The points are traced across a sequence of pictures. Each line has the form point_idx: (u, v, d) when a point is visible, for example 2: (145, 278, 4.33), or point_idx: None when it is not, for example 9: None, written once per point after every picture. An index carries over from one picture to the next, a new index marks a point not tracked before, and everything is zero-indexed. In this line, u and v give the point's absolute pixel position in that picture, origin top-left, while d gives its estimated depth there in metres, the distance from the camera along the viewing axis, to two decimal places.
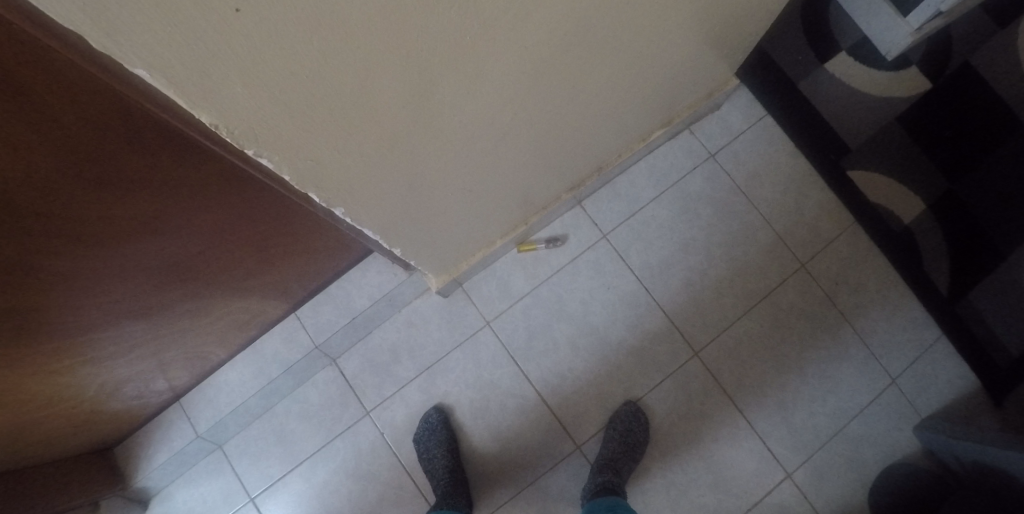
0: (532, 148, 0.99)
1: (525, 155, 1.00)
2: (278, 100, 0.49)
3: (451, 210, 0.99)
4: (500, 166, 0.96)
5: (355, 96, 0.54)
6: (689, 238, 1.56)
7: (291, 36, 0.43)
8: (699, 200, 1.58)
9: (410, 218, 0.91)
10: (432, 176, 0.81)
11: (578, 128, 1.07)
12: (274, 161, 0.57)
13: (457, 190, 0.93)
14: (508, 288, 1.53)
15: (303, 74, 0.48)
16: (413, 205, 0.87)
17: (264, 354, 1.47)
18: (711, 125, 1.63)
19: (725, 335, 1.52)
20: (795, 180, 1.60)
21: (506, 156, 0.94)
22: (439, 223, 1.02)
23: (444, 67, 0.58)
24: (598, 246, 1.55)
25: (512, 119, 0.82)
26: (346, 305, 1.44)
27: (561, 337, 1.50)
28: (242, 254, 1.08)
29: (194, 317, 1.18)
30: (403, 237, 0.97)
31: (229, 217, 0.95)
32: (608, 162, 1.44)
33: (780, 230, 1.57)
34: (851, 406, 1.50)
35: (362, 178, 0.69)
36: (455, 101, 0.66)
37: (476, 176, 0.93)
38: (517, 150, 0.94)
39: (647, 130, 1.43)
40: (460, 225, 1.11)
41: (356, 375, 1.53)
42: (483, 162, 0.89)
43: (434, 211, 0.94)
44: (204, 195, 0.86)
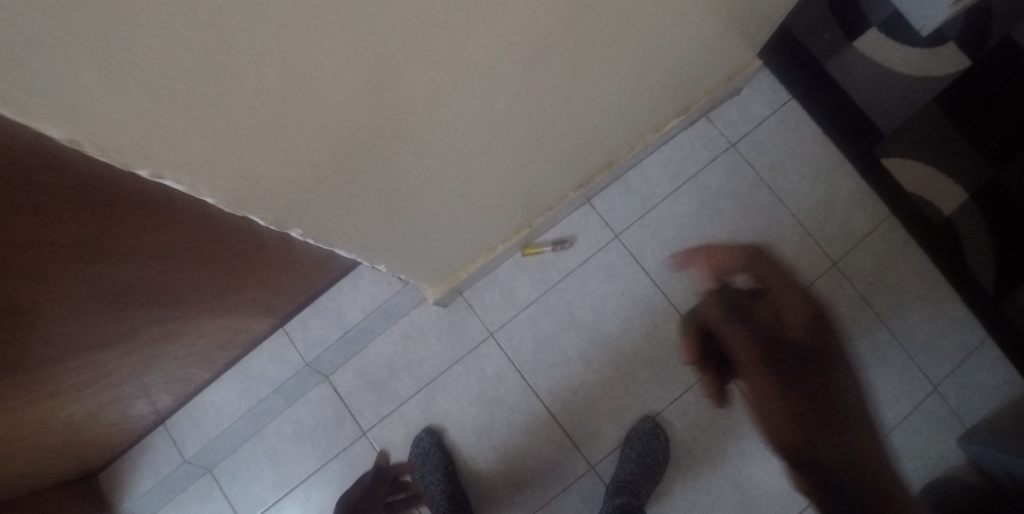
0: (527, 144, 0.86)
1: (523, 150, 0.87)
2: (166, 101, 0.37)
3: (439, 216, 0.87)
4: (491, 167, 0.84)
5: (284, 90, 0.43)
6: (709, 236, 1.42)
7: (161, 9, 0.32)
8: (719, 194, 1.44)
9: (391, 228, 0.79)
10: (413, 180, 0.70)
11: (580, 121, 0.95)
12: (199, 179, 0.46)
13: (444, 195, 0.81)
14: (512, 295, 1.41)
15: (194, 63, 0.36)
16: (393, 215, 0.75)
17: (253, 372, 1.37)
18: (730, 111, 1.49)
19: None
20: (823, 171, 1.48)
21: (497, 155, 0.81)
22: (428, 231, 0.90)
23: (398, 47, 0.46)
24: (609, 248, 1.42)
25: (506, 110, 0.70)
26: (338, 318, 1.34)
27: (571, 348, 1.38)
28: (215, 274, 0.98)
29: (170, 341, 1.08)
30: (386, 249, 0.85)
31: (193, 236, 0.85)
32: (620, 156, 1.31)
33: (808, 226, 1.44)
34: (889, 417, 1.38)
35: (323, 186, 0.58)
36: (428, 92, 0.54)
37: (464, 179, 0.80)
38: (508, 148, 0.82)
39: (661, 120, 1.30)
40: (452, 233, 1.00)
41: (351, 392, 1.42)
42: (469, 166, 0.77)
43: (418, 219, 0.83)
44: (154, 217, 0.76)
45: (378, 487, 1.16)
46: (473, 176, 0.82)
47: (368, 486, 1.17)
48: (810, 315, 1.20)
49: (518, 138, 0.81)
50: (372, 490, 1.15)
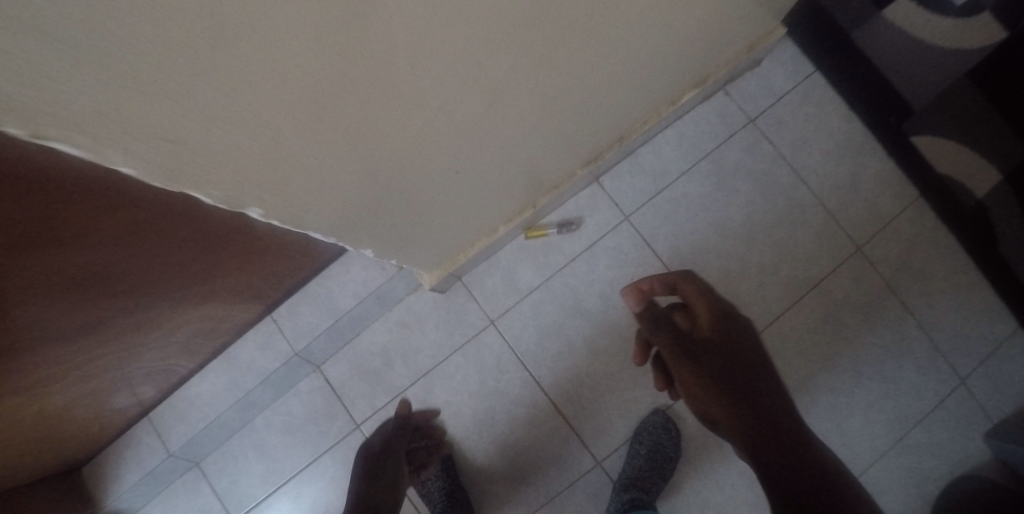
0: (524, 112, 0.74)
1: (526, 121, 0.77)
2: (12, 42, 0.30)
3: (428, 192, 0.77)
4: (481, 139, 0.72)
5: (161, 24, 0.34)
6: (727, 218, 1.32)
7: None
8: (737, 172, 1.34)
9: (369, 203, 0.69)
10: (382, 145, 0.58)
11: (589, 87, 0.83)
12: (74, 114, 0.36)
13: (426, 168, 0.69)
14: (514, 281, 1.32)
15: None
16: (368, 187, 0.65)
17: (239, 361, 1.30)
18: (750, 84, 1.39)
19: (769, 331, 1.30)
20: (848, 149, 1.38)
21: (486, 125, 0.70)
22: (417, 209, 0.80)
23: None
24: (619, 230, 1.32)
25: (479, 66, 0.57)
26: (328, 305, 1.26)
27: (576, 337, 1.29)
28: (189, 261, 0.90)
29: (141, 333, 0.99)
30: (369, 228, 0.76)
31: (155, 222, 0.77)
32: (630, 131, 1.21)
33: (831, 208, 1.35)
34: (913, 411, 1.30)
35: (257, 139, 0.47)
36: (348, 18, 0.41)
37: (447, 151, 0.69)
38: (498, 116, 0.70)
39: (676, 92, 1.20)
40: (446, 213, 0.90)
41: (343, 383, 1.34)
42: (449, 135, 0.65)
43: (404, 194, 0.72)
44: (106, 202, 0.68)
45: (397, 436, 1.21)
46: (459, 147, 0.70)
47: (388, 435, 1.21)
48: (718, 316, 0.90)
49: (514, 103, 0.70)
50: (392, 439, 1.20)
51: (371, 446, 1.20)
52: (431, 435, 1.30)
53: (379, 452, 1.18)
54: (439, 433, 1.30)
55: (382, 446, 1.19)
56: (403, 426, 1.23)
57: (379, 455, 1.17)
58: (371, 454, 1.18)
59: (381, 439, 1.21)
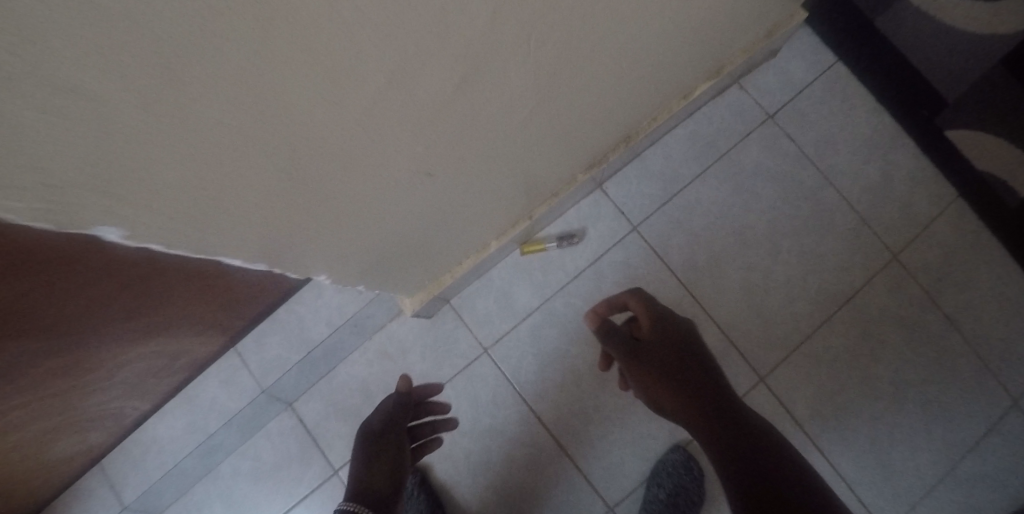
0: (511, 101, 0.59)
1: (517, 113, 0.62)
2: None
3: (392, 201, 0.61)
4: (454, 134, 0.56)
5: None
6: (748, 226, 1.17)
7: None
8: (757, 175, 1.19)
9: (308, 210, 0.53)
10: (306, 130, 0.42)
11: (592, 72, 0.67)
12: None
13: (381, 167, 0.53)
14: (510, 303, 1.16)
15: None
16: (298, 186, 0.48)
17: (199, 401, 1.15)
18: (768, 77, 1.25)
19: (801, 353, 1.14)
20: (877, 146, 1.24)
21: (459, 115, 0.54)
22: (380, 223, 0.64)
23: None
24: (627, 242, 1.17)
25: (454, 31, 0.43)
26: (300, 336, 1.11)
27: (582, 365, 1.13)
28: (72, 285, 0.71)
29: (81, 374, 0.84)
30: (315, 242, 0.59)
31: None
32: (639, 129, 1.06)
33: (863, 212, 1.20)
34: (963, 439, 1.14)
35: (52, 117, 0.29)
36: None
37: (408, 145, 0.53)
38: (475, 103, 0.54)
39: (690, 83, 1.05)
40: (421, 230, 0.73)
41: (318, 423, 1.18)
42: (406, 122, 0.49)
43: (357, 200, 0.56)
44: None
45: (399, 417, 0.98)
46: (424, 142, 0.54)
47: (388, 414, 0.99)
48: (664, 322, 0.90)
49: (497, 87, 0.54)
50: (394, 419, 0.98)
51: (370, 428, 0.98)
52: (434, 409, 1.08)
53: (378, 437, 0.96)
54: (442, 407, 1.09)
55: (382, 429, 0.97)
56: (405, 404, 1.00)
57: (379, 440, 0.95)
58: (370, 438, 0.96)
59: (381, 419, 0.98)
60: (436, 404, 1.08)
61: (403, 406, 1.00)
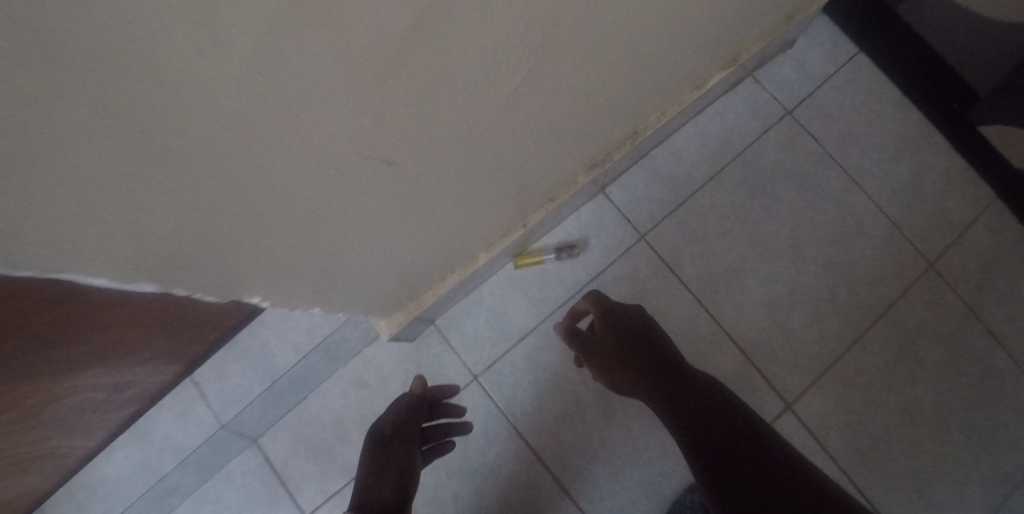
0: (490, 72, 0.46)
1: (501, 89, 0.49)
2: None
3: (338, 201, 0.47)
4: (413, 110, 0.43)
5: None
6: (768, 233, 1.05)
7: None
8: (775, 177, 1.07)
9: (212, 205, 0.39)
10: (174, 80, 0.28)
11: (595, 45, 0.55)
12: None
13: (313, 150, 0.40)
14: (502, 323, 1.02)
15: None
16: (183, 171, 0.34)
17: (151, 437, 0.99)
18: (784, 70, 1.13)
19: (831, 375, 1.01)
20: (906, 144, 1.12)
21: (418, 82, 0.40)
22: (325, 229, 0.50)
23: None
24: (633, 253, 1.04)
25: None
26: (264, 364, 0.97)
27: (585, 393, 0.99)
28: None
29: None
30: (232, 247, 0.45)
31: None
32: (646, 124, 0.94)
33: (894, 216, 1.08)
34: (1017, 470, 1.00)
35: None
36: None
37: (347, 121, 0.39)
38: (440, 67, 0.41)
39: (702, 73, 0.93)
40: (386, 243, 0.60)
41: (287, 461, 1.04)
42: (340, 86, 0.36)
43: (285, 196, 0.42)
44: None
45: (412, 419, 0.88)
46: (372, 118, 0.41)
47: (401, 415, 0.89)
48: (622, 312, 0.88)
49: (470, 49, 0.41)
50: (408, 421, 0.88)
51: (380, 431, 0.88)
52: (448, 411, 0.96)
53: (389, 439, 0.86)
54: (458, 409, 0.97)
55: (394, 430, 0.87)
56: (419, 406, 0.90)
57: (390, 443, 0.85)
58: (380, 440, 0.87)
59: (393, 421, 0.88)
60: (451, 406, 0.97)
61: (418, 408, 0.90)
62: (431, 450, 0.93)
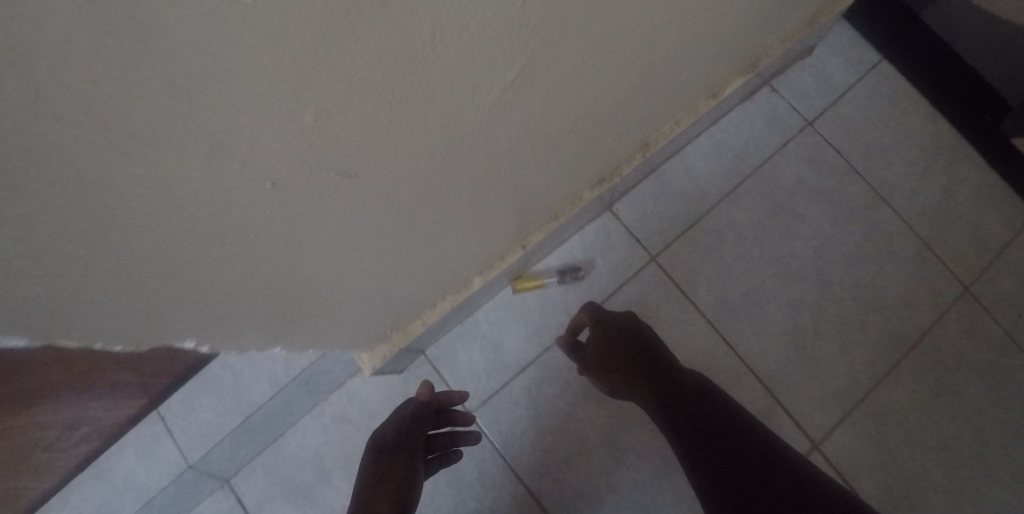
0: (477, 74, 0.36)
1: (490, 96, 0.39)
2: None
3: (293, 238, 0.38)
4: (375, 123, 0.33)
5: None
6: (789, 254, 0.96)
7: None
8: (797, 194, 0.99)
9: (112, 245, 0.29)
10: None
11: (608, 36, 0.45)
12: None
13: (239, 176, 0.30)
14: (500, 354, 0.93)
15: None
16: (37, 207, 0.24)
17: (111, 477, 0.87)
18: (805, 78, 1.05)
19: (861, 412, 0.92)
20: (938, 157, 1.02)
21: (377, 86, 0.31)
22: (282, 268, 0.41)
23: None
24: (642, 276, 0.95)
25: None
26: (236, 397, 0.89)
27: (590, 430, 0.90)
28: None
29: None
30: (158, 289, 0.36)
31: None
32: (658, 136, 0.86)
33: (926, 237, 0.99)
34: None
35: None
36: None
37: (283, 136, 0.29)
38: (406, 65, 0.31)
39: (718, 80, 0.85)
40: (364, 275, 0.51)
41: (261, 506, 0.91)
42: (263, 89, 0.26)
43: (218, 233, 0.33)
44: None
45: (416, 429, 0.77)
46: (319, 133, 0.31)
47: (403, 424, 0.78)
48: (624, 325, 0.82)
49: (450, 39, 0.31)
50: (411, 430, 0.77)
51: (381, 440, 0.77)
52: (456, 418, 0.85)
53: (389, 451, 0.75)
54: (468, 417, 0.86)
55: (396, 440, 0.76)
56: (424, 415, 0.79)
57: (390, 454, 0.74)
58: (378, 452, 0.75)
59: (395, 430, 0.77)
60: (461, 413, 0.85)
61: (423, 416, 0.79)
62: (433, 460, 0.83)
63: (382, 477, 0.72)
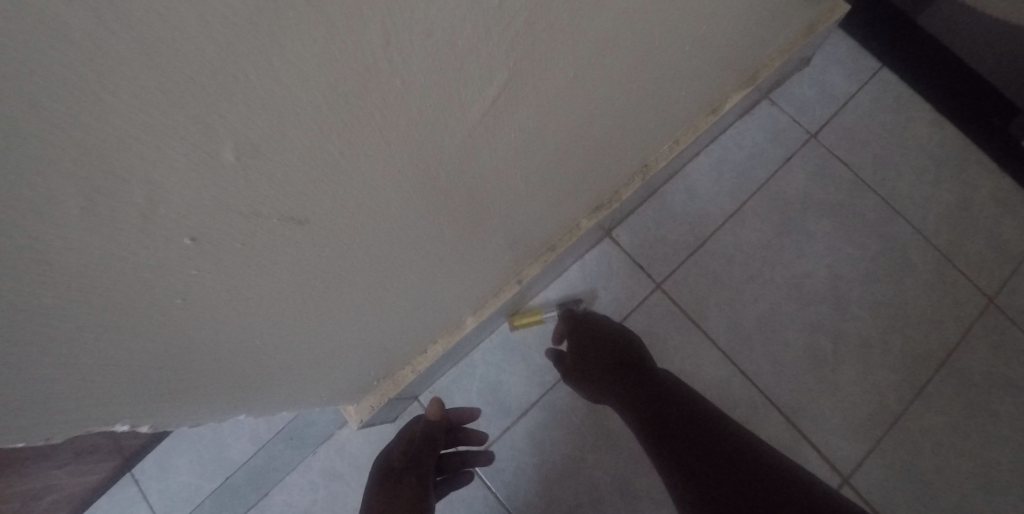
0: (448, 90, 0.29)
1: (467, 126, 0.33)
2: None
3: (230, 317, 0.31)
4: (322, 159, 0.26)
5: None
6: (802, 275, 0.91)
7: None
8: (805, 210, 0.94)
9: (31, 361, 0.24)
10: None
11: (596, 44, 0.39)
12: None
13: (141, 245, 0.22)
14: (500, 396, 0.86)
15: None
16: None
17: None
18: (805, 89, 1.01)
19: (890, 441, 0.85)
20: (950, 163, 0.97)
21: (317, 110, 0.23)
22: (227, 347, 0.34)
23: None
24: (647, 304, 0.90)
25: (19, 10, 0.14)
26: (216, 455, 0.82)
27: (600, 474, 0.83)
28: None
29: None
30: (64, 404, 0.28)
31: None
32: (655, 157, 0.81)
33: (944, 249, 0.93)
34: None
35: None
36: None
37: (192, 183, 0.22)
38: (352, 82, 0.23)
39: (714, 96, 0.80)
40: (339, 330, 0.45)
41: None
42: (146, 117, 0.18)
43: (151, 326, 0.27)
44: None
45: (426, 450, 0.73)
46: (245, 175, 0.23)
47: (411, 444, 0.73)
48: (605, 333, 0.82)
49: (417, 75, 0.26)
50: (421, 452, 0.72)
51: (388, 462, 0.72)
52: (467, 437, 0.82)
53: (398, 474, 0.70)
54: (478, 436, 0.82)
55: (404, 464, 0.71)
56: (434, 433, 0.75)
57: (399, 477, 0.69)
58: (385, 477, 0.70)
59: (402, 452, 0.72)
60: (472, 432, 0.82)
61: (432, 435, 0.75)
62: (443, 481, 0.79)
63: (392, 504, 0.66)
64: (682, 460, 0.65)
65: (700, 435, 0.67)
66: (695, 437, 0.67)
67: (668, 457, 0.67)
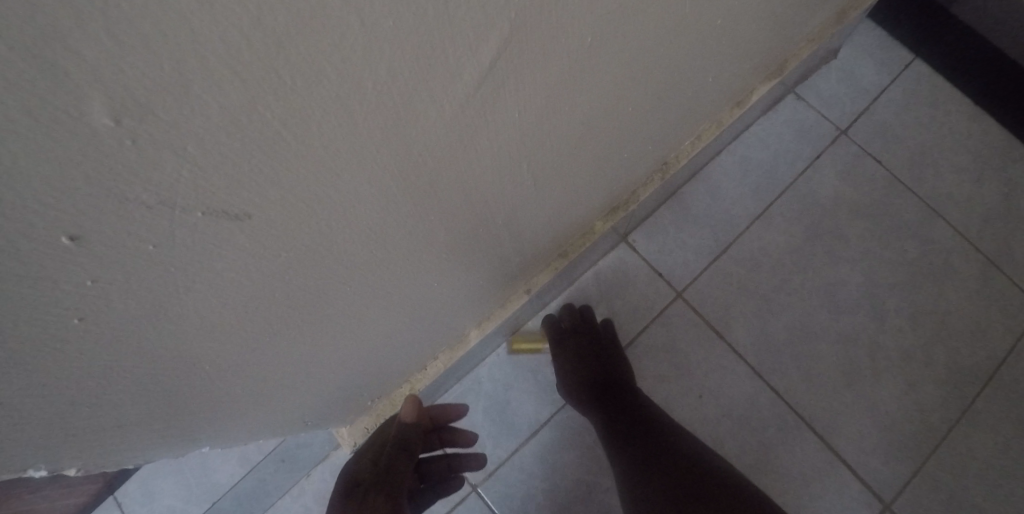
0: (427, 43, 0.23)
1: (460, 102, 0.27)
2: None
3: (150, 339, 0.25)
4: (245, 122, 0.19)
5: None
6: (834, 282, 0.84)
7: None
8: (837, 212, 0.87)
9: None
10: None
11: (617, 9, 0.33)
12: None
13: None
14: (508, 414, 0.80)
15: None
16: None
17: None
18: (837, 81, 0.93)
19: (935, 463, 0.78)
20: (994, 160, 0.89)
21: (222, 44, 0.17)
22: (159, 375, 0.28)
23: None
24: (667, 314, 0.83)
25: None
26: (204, 477, 0.77)
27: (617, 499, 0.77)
28: None
29: None
30: None
31: None
32: (676, 155, 0.75)
33: (990, 253, 0.85)
34: None
35: None
36: None
37: (43, 152, 0.16)
38: (273, 6, 0.17)
39: (740, 88, 0.74)
40: (317, 351, 0.39)
41: None
42: None
43: (49, 350, 0.21)
44: None
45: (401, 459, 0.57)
46: (123, 138, 0.17)
47: (383, 452, 0.58)
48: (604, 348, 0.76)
49: (385, 24, 0.20)
50: (395, 462, 0.56)
51: (351, 480, 0.55)
52: (455, 438, 0.74)
53: (363, 491, 0.52)
54: (468, 436, 0.75)
55: (374, 478, 0.53)
56: (409, 437, 0.59)
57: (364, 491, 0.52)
58: (347, 495, 0.52)
59: (370, 463, 0.57)
60: (460, 432, 0.75)
61: (408, 441, 0.59)
62: (428, 490, 0.70)
63: None
64: (642, 472, 0.60)
65: (662, 446, 0.62)
66: (660, 450, 0.62)
67: (627, 466, 0.62)
